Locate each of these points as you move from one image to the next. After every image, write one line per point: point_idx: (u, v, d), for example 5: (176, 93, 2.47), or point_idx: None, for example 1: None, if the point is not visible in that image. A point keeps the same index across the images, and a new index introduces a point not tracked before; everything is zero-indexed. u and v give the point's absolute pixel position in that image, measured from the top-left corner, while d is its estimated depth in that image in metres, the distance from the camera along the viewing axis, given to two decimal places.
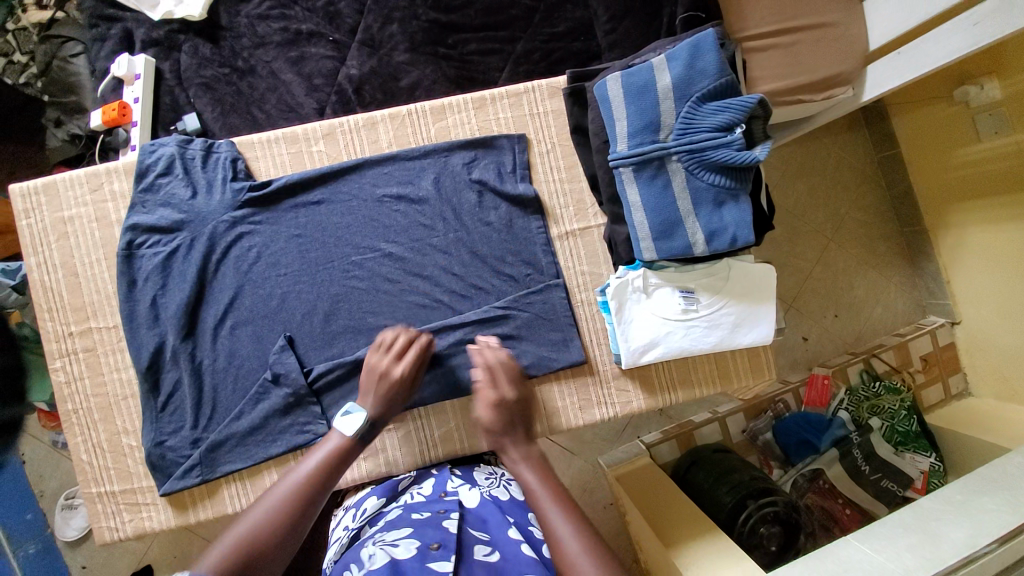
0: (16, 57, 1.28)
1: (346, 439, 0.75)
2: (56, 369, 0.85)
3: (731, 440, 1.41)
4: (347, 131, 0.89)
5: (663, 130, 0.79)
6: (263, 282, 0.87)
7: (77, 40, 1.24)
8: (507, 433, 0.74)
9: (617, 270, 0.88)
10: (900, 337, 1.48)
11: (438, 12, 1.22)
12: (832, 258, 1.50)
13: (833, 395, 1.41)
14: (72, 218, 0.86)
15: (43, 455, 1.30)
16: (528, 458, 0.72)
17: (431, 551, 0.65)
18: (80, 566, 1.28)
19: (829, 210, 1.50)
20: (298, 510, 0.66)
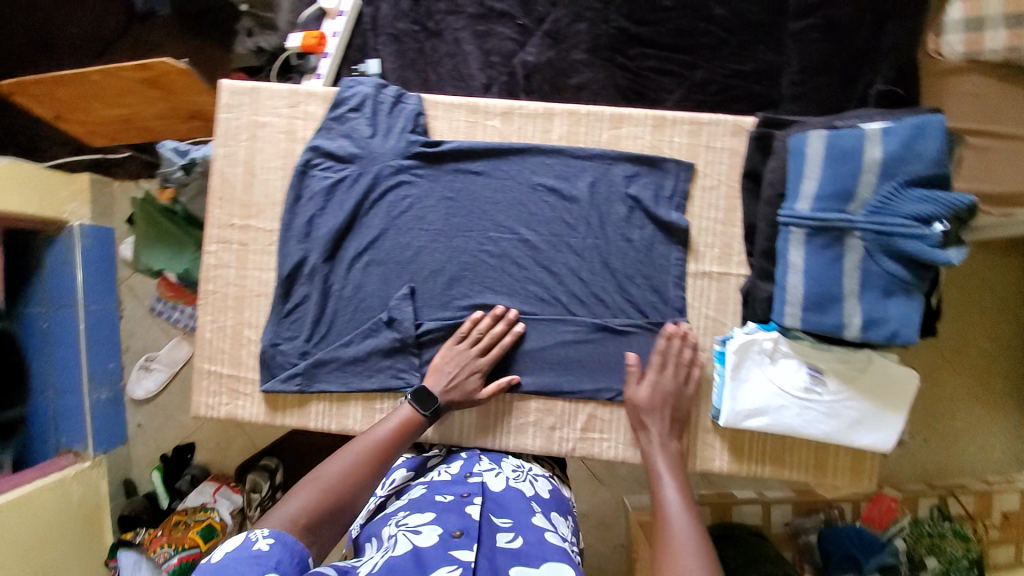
0: None
1: (415, 412, 0.81)
2: (210, 252, 0.93)
3: (770, 529, 1.32)
4: (525, 115, 0.91)
5: (854, 202, 0.74)
6: (405, 232, 0.92)
7: None
8: (647, 411, 0.84)
9: (747, 325, 0.84)
10: (987, 484, 1.33)
11: (630, 22, 1.24)
12: (938, 381, 1.37)
13: (896, 520, 1.28)
14: (265, 124, 0.94)
15: (139, 316, 1.62)
16: (663, 447, 0.82)
17: (453, 537, 0.64)
18: (137, 422, 1.61)
19: (955, 329, 1.37)
20: (367, 473, 0.73)
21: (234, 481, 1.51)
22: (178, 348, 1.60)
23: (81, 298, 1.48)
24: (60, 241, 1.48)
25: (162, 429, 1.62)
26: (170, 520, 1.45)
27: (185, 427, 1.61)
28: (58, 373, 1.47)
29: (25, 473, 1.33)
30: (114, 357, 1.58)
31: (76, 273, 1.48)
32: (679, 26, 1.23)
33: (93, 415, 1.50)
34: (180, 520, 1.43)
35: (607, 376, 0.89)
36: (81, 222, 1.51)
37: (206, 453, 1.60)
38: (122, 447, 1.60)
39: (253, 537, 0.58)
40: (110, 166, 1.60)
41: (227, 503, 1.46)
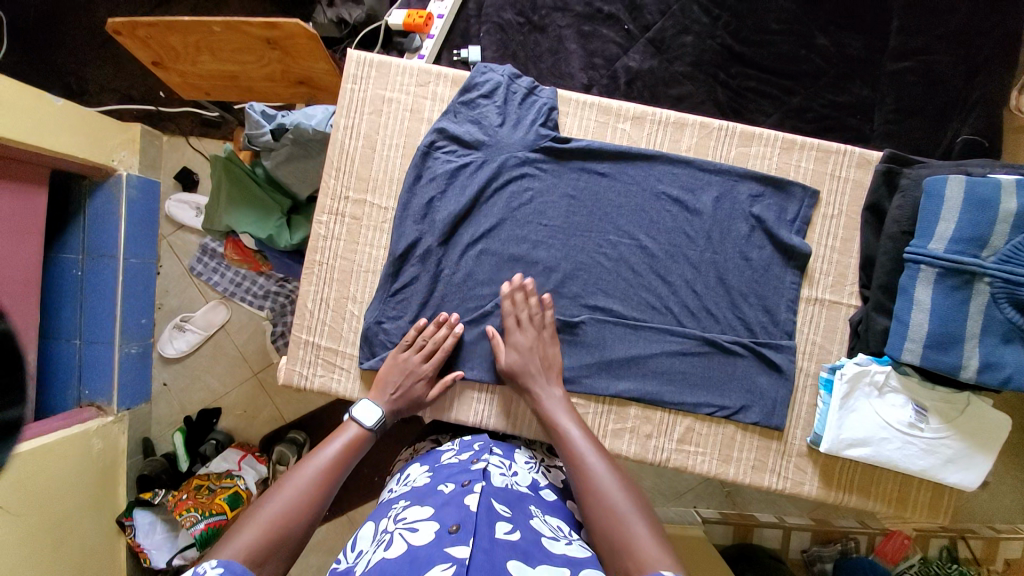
0: None
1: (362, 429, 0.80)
2: (321, 222, 0.92)
3: (787, 554, 1.40)
4: (656, 122, 0.91)
5: (987, 249, 0.76)
6: (523, 224, 0.91)
7: None
8: (523, 371, 0.85)
9: (861, 356, 0.86)
10: (995, 530, 1.36)
11: (734, 41, 1.23)
12: None
13: (907, 556, 1.35)
14: (391, 100, 0.92)
15: (177, 274, 1.58)
16: (555, 396, 0.85)
17: (449, 533, 0.60)
18: (163, 382, 1.55)
19: None
20: (324, 492, 0.71)
21: (260, 452, 1.48)
22: (214, 313, 1.55)
23: (123, 249, 1.43)
24: (106, 188, 1.41)
25: (189, 393, 1.57)
26: (190, 483, 1.38)
27: (212, 392, 1.56)
28: (88, 319, 1.41)
29: (48, 422, 1.27)
30: (146, 313, 1.54)
31: (119, 226, 1.42)
32: (783, 51, 1.23)
33: (121, 368, 1.45)
34: (201, 485, 1.36)
35: (709, 391, 0.90)
36: (128, 172, 1.44)
37: (231, 421, 1.56)
38: (145, 405, 1.55)
39: (201, 571, 0.54)
40: (164, 119, 1.55)
41: (252, 471, 1.42)
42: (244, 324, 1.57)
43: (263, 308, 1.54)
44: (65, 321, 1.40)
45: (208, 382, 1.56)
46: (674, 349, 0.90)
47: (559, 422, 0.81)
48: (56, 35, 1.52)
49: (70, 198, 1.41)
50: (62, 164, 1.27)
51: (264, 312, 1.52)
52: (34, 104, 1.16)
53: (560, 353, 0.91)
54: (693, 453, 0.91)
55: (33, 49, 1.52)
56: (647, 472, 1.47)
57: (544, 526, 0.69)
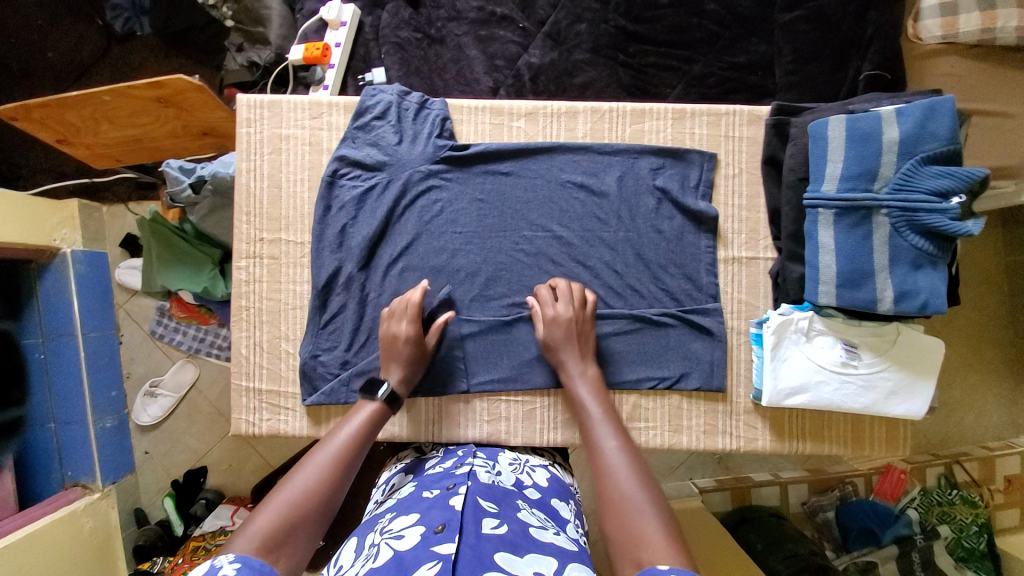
0: None
1: (382, 407, 0.78)
2: (240, 267, 0.92)
3: (788, 509, 1.40)
4: (548, 115, 0.92)
5: (878, 181, 0.78)
6: (438, 236, 0.92)
7: None
8: (558, 347, 0.84)
9: (783, 306, 0.87)
10: (987, 450, 1.39)
11: (627, 21, 1.26)
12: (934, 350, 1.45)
13: (906, 491, 1.36)
14: (289, 136, 0.93)
15: (139, 340, 1.57)
16: (584, 373, 0.82)
17: (435, 533, 0.62)
18: (144, 450, 1.54)
19: None
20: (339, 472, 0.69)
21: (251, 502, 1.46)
22: (183, 372, 1.54)
23: (80, 325, 1.41)
24: (54, 269, 1.40)
25: (171, 456, 1.56)
26: (187, 547, 1.35)
27: (195, 452, 1.55)
28: (60, 401, 1.41)
29: (31, 511, 1.25)
30: (116, 385, 1.51)
31: (72, 302, 1.40)
32: (674, 22, 1.26)
33: (99, 443, 1.43)
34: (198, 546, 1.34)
35: (647, 364, 0.91)
36: (73, 248, 1.42)
37: (218, 477, 1.54)
38: (130, 477, 1.52)
39: (219, 564, 0.53)
40: (102, 189, 1.55)
41: None
42: (214, 379, 1.56)
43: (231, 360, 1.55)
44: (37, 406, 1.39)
45: (190, 442, 1.55)
46: (607, 331, 0.91)
47: (583, 401, 0.79)
48: None
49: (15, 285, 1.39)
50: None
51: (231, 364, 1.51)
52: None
53: (498, 356, 0.92)
54: (644, 429, 0.92)
55: None
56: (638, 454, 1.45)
57: (531, 517, 0.69)
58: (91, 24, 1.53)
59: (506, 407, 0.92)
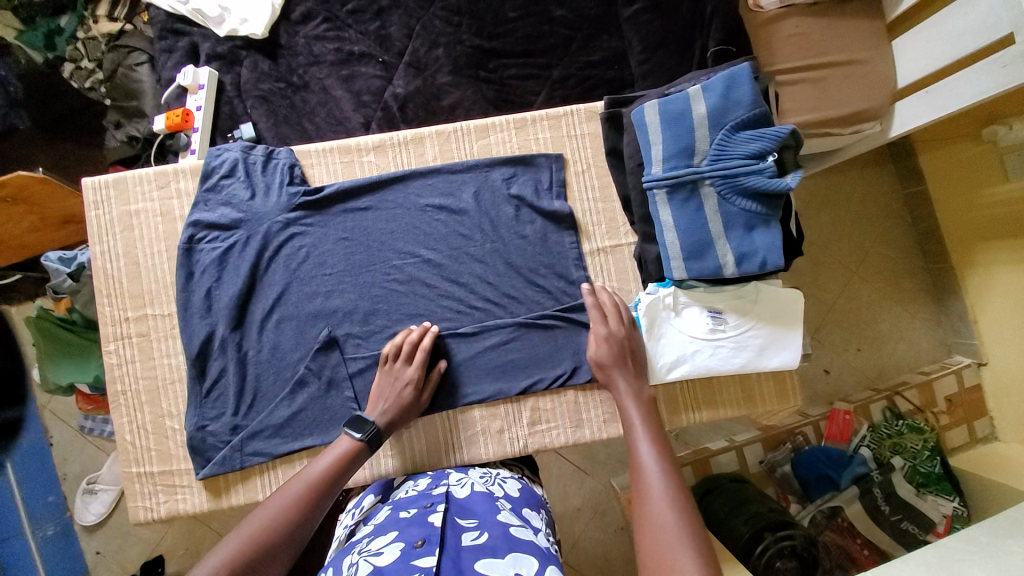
0: (83, 63, 1.47)
1: (356, 441, 0.79)
2: (110, 351, 0.90)
3: (749, 470, 1.39)
4: (396, 145, 0.95)
5: (697, 155, 0.83)
6: (309, 280, 0.92)
7: (143, 50, 1.42)
8: (612, 365, 0.84)
9: (648, 287, 0.92)
10: (925, 375, 1.44)
11: (481, 39, 1.30)
12: (855, 290, 1.51)
13: (856, 430, 1.38)
14: (139, 212, 0.92)
15: (70, 439, 1.47)
16: (636, 397, 0.81)
17: (414, 548, 0.61)
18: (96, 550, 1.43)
19: (852, 242, 1.51)
20: (309, 499, 0.72)
21: None
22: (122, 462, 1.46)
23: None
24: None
25: (123, 553, 1.45)
26: None
27: (148, 542, 1.45)
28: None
29: None
30: (52, 488, 1.43)
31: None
32: (527, 33, 1.31)
33: (43, 554, 1.35)
34: None
35: (538, 365, 0.93)
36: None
37: (178, 563, 1.44)
38: None
39: None
40: (7, 291, 1.44)
41: None
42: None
43: None
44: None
45: (140, 534, 1.46)
46: (493, 342, 0.93)
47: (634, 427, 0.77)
48: None
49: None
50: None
51: None
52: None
53: None
54: (547, 430, 0.93)
55: None
56: (601, 445, 1.38)
57: (511, 521, 0.69)
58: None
59: (409, 435, 0.92)
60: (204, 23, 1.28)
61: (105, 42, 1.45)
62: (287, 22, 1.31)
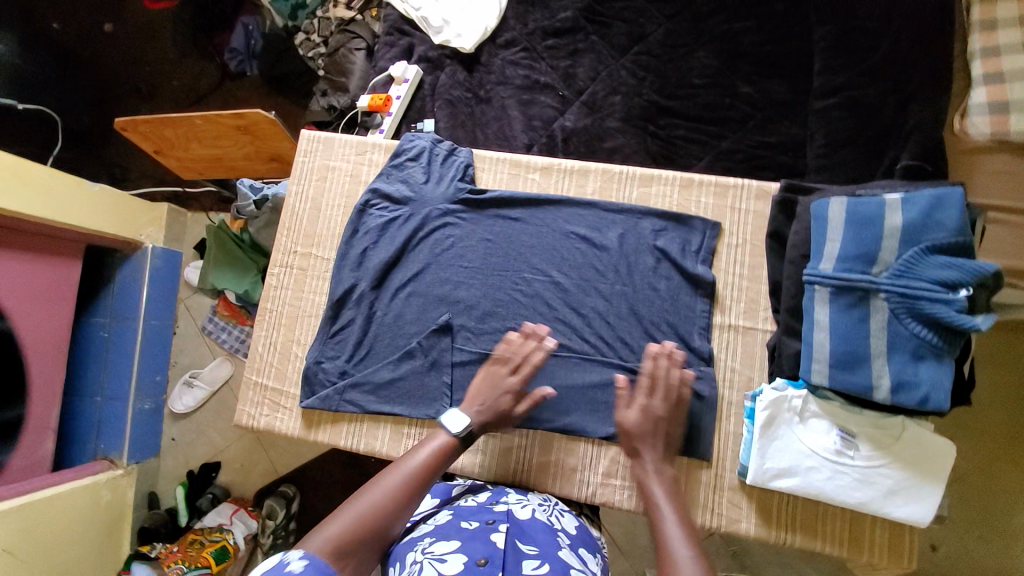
0: (314, 38, 1.77)
1: (453, 438, 0.78)
2: (273, 274, 1.05)
3: None
4: (562, 171, 1.00)
5: (878, 265, 0.77)
6: (446, 267, 1.00)
7: (363, 38, 1.68)
8: (638, 437, 0.78)
9: (777, 381, 0.85)
10: None
11: (660, 97, 1.35)
12: (1003, 471, 1.21)
13: None
14: (334, 168, 1.07)
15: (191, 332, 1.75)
16: (657, 472, 0.74)
17: (478, 566, 0.62)
18: (172, 437, 1.68)
19: (1018, 415, 1.22)
20: (403, 498, 0.69)
21: (252, 507, 1.57)
22: (219, 368, 1.69)
23: (144, 312, 1.62)
24: (134, 259, 1.63)
25: (194, 447, 1.69)
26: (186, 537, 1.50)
27: (214, 446, 1.67)
28: (112, 378, 1.59)
29: (60, 474, 1.41)
30: (161, 370, 1.70)
31: (142, 292, 1.62)
32: (708, 101, 1.34)
33: (134, 421, 1.58)
34: (194, 540, 1.48)
35: None
36: (154, 245, 1.65)
37: (229, 474, 1.65)
38: (153, 460, 1.66)
39: (287, 560, 0.55)
40: (190, 198, 1.81)
41: (242, 525, 1.52)
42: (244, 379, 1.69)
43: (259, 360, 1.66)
44: (92, 378, 1.60)
45: (211, 439, 1.68)
46: (598, 381, 0.92)
47: (661, 512, 0.68)
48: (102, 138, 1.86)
49: (103, 270, 1.63)
50: (97, 240, 1.49)
51: None
52: (73, 193, 1.37)
53: None
54: (620, 487, 0.90)
55: (87, 149, 1.85)
56: (643, 526, 1.28)
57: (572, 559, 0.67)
58: (211, 63, 1.89)
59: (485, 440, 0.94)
60: (427, 30, 1.47)
61: (337, 26, 1.73)
62: (492, 44, 1.46)
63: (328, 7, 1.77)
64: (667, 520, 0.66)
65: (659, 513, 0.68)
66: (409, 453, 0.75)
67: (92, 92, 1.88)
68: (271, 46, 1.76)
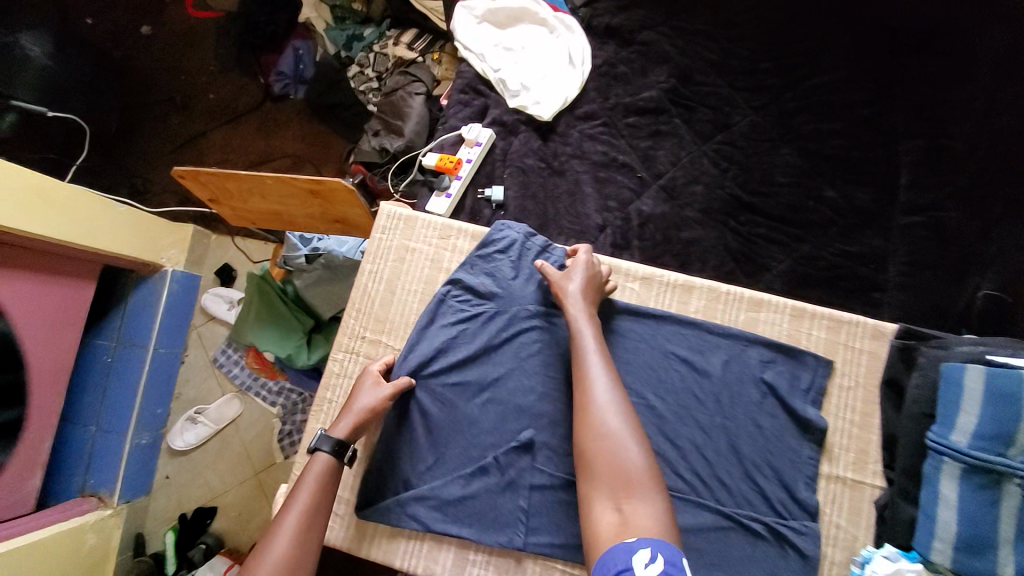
0: (368, 71, 1.68)
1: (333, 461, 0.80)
2: (335, 359, 0.97)
3: None
4: (664, 284, 0.95)
5: (1015, 447, 0.69)
6: (530, 374, 0.92)
7: (422, 83, 1.58)
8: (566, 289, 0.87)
9: (889, 550, 0.77)
10: None
11: (744, 191, 1.30)
12: None
13: None
14: (415, 250, 1.00)
15: (200, 364, 1.58)
16: (587, 314, 0.85)
17: None
18: (166, 475, 1.50)
19: None
20: (318, 524, 0.75)
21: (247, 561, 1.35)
22: (227, 406, 1.53)
23: (154, 339, 1.46)
24: (150, 282, 1.48)
25: (190, 488, 1.50)
26: None
27: (212, 489, 1.49)
28: (111, 409, 1.42)
29: (46, 513, 1.24)
30: (164, 403, 1.52)
31: (154, 319, 1.47)
32: (791, 202, 1.27)
33: (129, 460, 1.41)
34: None
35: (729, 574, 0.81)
36: (173, 268, 1.51)
37: (226, 521, 1.46)
38: (143, 499, 1.47)
39: None
40: (214, 220, 1.66)
41: None
42: (254, 420, 1.52)
43: (276, 404, 1.52)
44: (88, 407, 1.42)
45: (210, 480, 1.50)
46: (690, 525, 0.83)
47: (589, 365, 0.79)
48: (122, 145, 1.71)
49: (114, 289, 1.47)
50: (111, 260, 1.35)
51: (276, 409, 1.51)
52: (93, 214, 1.23)
53: (558, 521, 0.86)
54: None
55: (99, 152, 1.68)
56: None
57: None
58: (255, 81, 1.78)
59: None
60: (503, 92, 1.43)
61: (394, 64, 1.65)
62: (569, 115, 1.41)
63: (386, 42, 1.67)
64: (599, 394, 0.76)
65: (589, 388, 0.77)
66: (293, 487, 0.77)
67: (121, 96, 1.73)
68: (321, 74, 1.67)
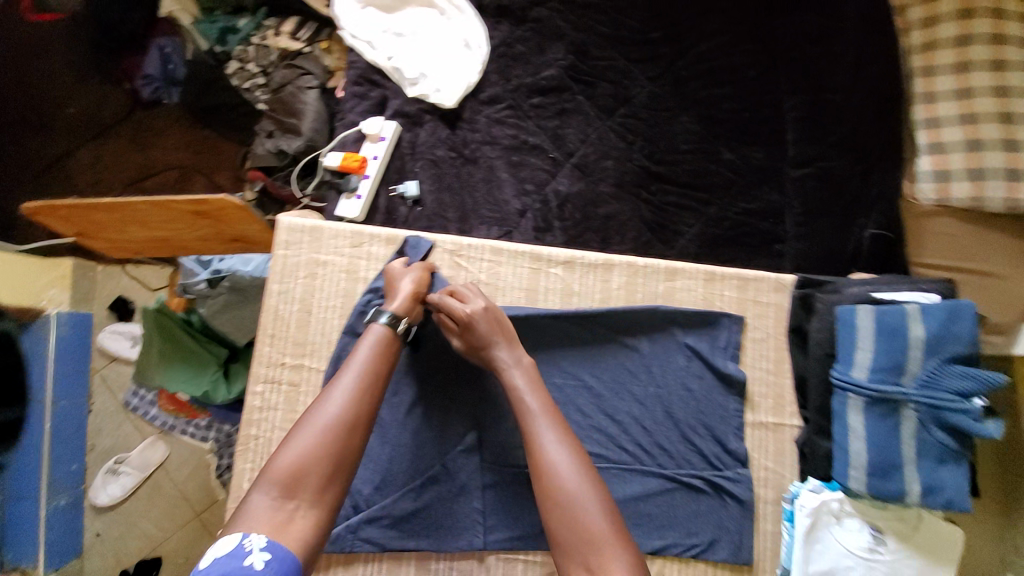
0: (250, 67, 1.50)
1: (389, 333, 0.75)
2: (255, 393, 0.89)
3: None
4: (586, 265, 0.95)
5: (905, 375, 0.81)
6: (469, 377, 0.90)
7: (314, 75, 1.44)
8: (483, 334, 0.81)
9: (813, 483, 0.87)
10: None
11: (650, 161, 1.33)
12: None
13: None
14: (325, 263, 0.93)
15: (110, 411, 1.39)
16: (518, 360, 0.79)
17: None
18: (96, 533, 1.32)
19: None
20: (367, 406, 0.67)
21: None
22: (152, 450, 1.36)
23: (51, 391, 1.27)
24: (34, 329, 1.25)
25: (125, 542, 1.34)
26: None
27: (152, 538, 1.34)
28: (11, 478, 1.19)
29: None
30: (76, 457, 1.33)
31: (47, 367, 1.27)
32: (694, 168, 1.32)
33: (48, 525, 1.24)
34: None
35: (677, 530, 0.87)
36: (58, 310, 1.30)
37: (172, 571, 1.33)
38: (74, 563, 1.30)
39: (248, 547, 0.54)
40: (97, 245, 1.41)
41: None
42: (185, 459, 1.37)
43: (208, 439, 1.36)
44: None
45: (146, 528, 1.34)
46: (638, 492, 0.87)
47: (531, 421, 0.72)
48: None
49: None
50: None
51: (208, 444, 1.35)
52: None
53: (516, 516, 0.87)
54: None
55: None
56: None
57: None
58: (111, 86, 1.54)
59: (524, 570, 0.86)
60: (400, 80, 1.35)
61: (279, 57, 1.48)
62: (474, 100, 1.36)
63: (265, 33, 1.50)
64: (547, 453, 0.69)
65: (535, 444, 0.70)
66: (347, 364, 0.71)
67: None
68: (196, 74, 1.48)
